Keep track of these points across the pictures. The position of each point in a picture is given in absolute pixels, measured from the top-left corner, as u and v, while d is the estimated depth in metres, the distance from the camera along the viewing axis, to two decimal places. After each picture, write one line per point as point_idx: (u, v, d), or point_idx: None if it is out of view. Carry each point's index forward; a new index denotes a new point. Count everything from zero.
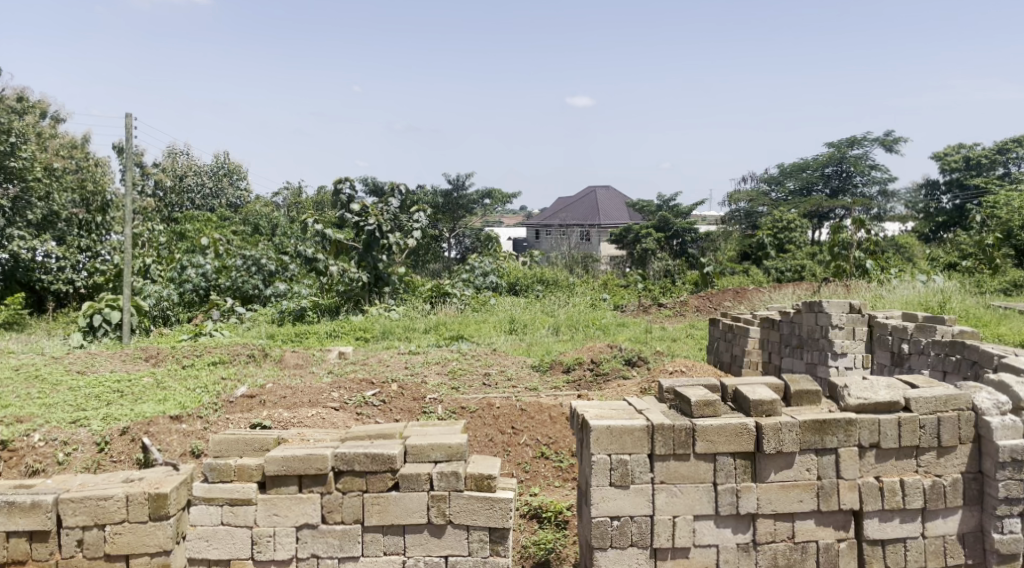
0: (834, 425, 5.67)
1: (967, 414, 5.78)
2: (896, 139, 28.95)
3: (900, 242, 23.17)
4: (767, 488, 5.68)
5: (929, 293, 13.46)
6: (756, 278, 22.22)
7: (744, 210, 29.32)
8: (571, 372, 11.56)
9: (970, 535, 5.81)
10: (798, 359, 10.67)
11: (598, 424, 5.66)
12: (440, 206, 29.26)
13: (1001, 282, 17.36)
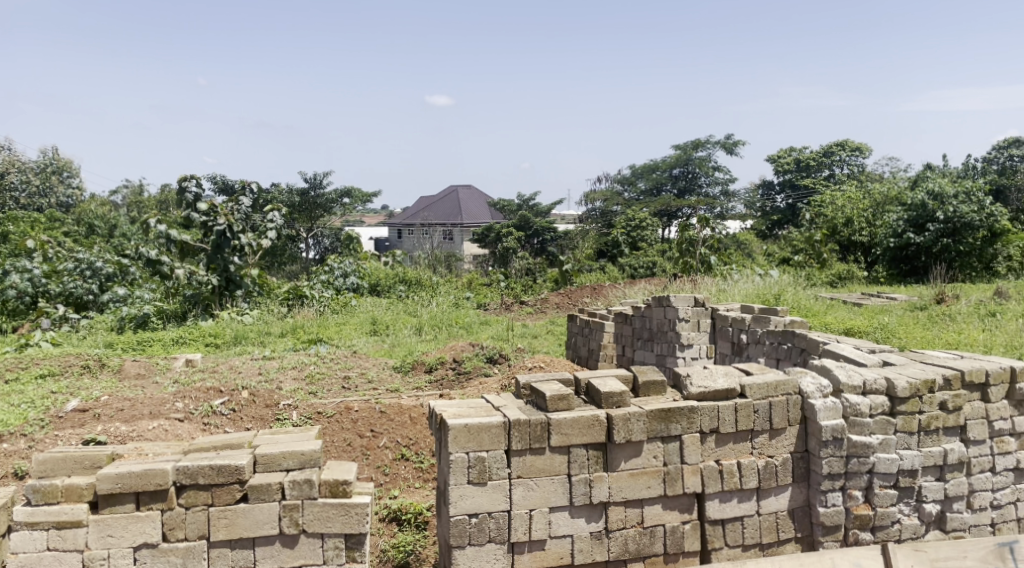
0: (678, 412, 5.92)
1: (795, 397, 6.16)
2: (736, 141, 30.52)
3: (741, 239, 24.43)
4: (617, 477, 5.86)
5: (767, 286, 14.26)
6: (611, 275, 22.90)
7: (600, 210, 30.12)
8: (433, 372, 11.57)
9: (799, 510, 6.18)
10: (650, 351, 11.06)
11: (455, 423, 5.68)
12: (296, 205, 28.53)
13: (829, 275, 18.69)
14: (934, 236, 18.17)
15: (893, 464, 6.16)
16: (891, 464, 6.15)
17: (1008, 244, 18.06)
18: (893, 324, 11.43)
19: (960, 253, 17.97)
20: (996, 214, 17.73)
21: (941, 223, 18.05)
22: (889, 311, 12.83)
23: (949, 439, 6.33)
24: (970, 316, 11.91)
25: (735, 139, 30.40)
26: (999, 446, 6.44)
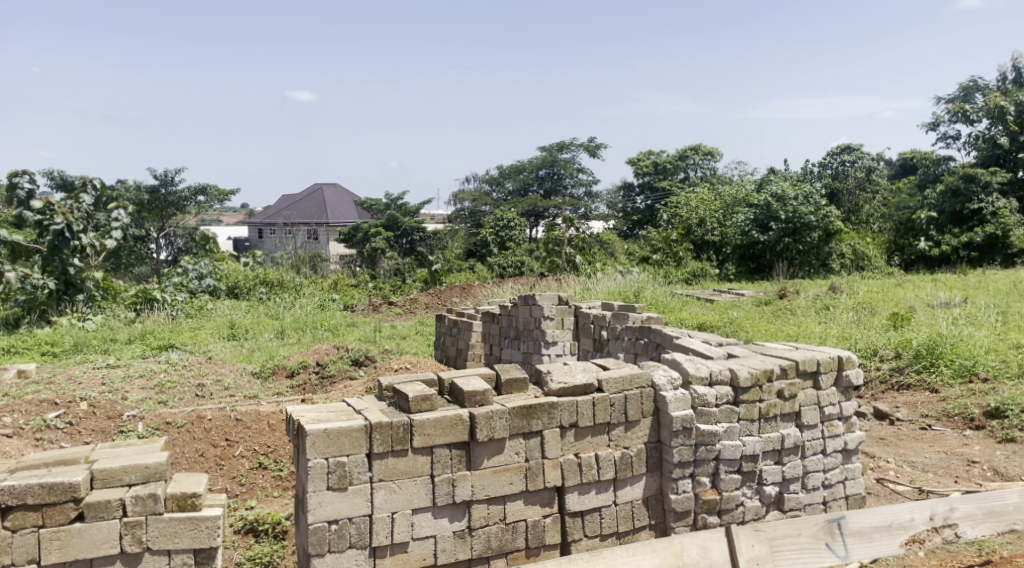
0: (539, 408, 5.96)
1: (648, 390, 6.32)
2: (599, 144, 31.22)
3: (604, 238, 24.99)
4: (480, 474, 5.84)
5: (627, 284, 14.65)
6: (480, 274, 22.95)
7: (468, 210, 30.10)
8: (296, 376, 11.26)
9: (652, 498, 6.35)
10: (516, 349, 11.15)
11: (313, 428, 5.51)
12: (144, 203, 27.14)
13: (685, 273, 19.40)
14: (776, 235, 19.28)
15: (736, 450, 6.41)
16: (735, 450, 6.41)
17: (841, 242, 19.28)
18: (741, 319, 11.99)
19: (800, 251, 19.02)
20: (831, 214, 18.94)
21: (783, 223, 19.26)
22: (737, 306, 13.44)
23: (786, 424, 6.64)
24: (809, 309, 12.64)
25: (596, 142, 31.05)
26: (829, 430, 6.78)
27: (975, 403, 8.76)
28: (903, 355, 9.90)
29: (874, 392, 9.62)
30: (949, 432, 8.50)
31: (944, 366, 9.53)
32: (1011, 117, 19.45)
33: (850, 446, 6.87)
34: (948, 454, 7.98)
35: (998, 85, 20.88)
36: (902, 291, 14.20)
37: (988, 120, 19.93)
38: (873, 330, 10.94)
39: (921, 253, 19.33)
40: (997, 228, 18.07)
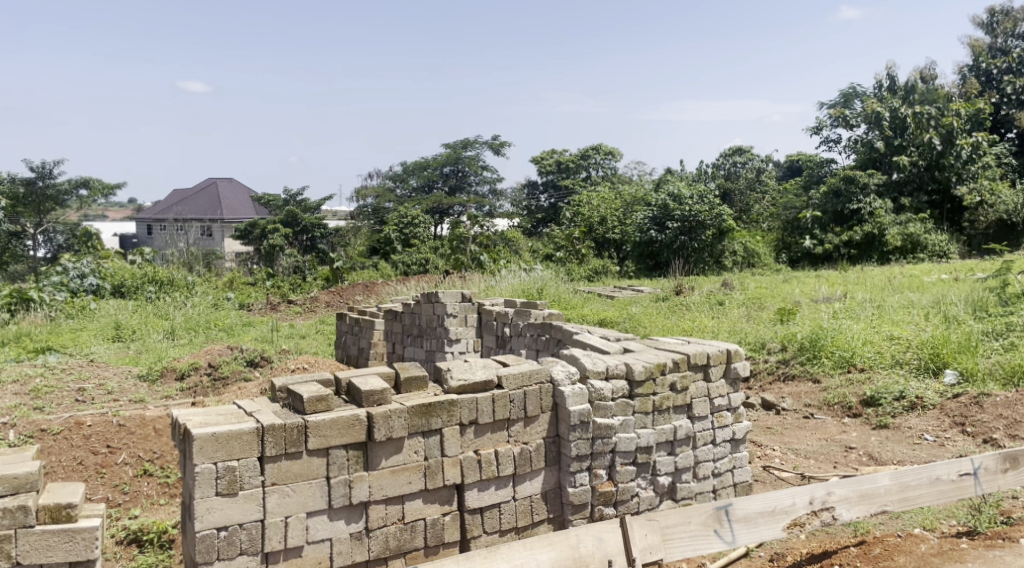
0: (438, 406, 5.86)
1: (547, 385, 6.30)
2: (503, 142, 31.22)
3: (509, 235, 24.96)
4: (377, 475, 5.70)
5: (530, 282, 14.68)
6: (384, 272, 22.63)
7: (371, 206, 29.55)
8: (186, 379, 10.82)
9: (551, 492, 6.34)
10: (419, 347, 11.01)
11: (200, 432, 5.27)
12: (21, 197, 25.73)
13: (587, 271, 19.61)
14: (673, 233, 19.75)
15: (631, 442, 6.47)
16: (630, 442, 6.46)
17: (733, 240, 19.76)
18: (640, 315, 12.17)
19: (695, 249, 19.45)
20: (725, 213, 19.44)
21: (680, 222, 19.69)
22: (636, 303, 13.64)
23: (678, 416, 6.74)
24: (703, 305, 12.94)
25: (500, 139, 30.95)
26: (718, 421, 6.92)
27: (852, 393, 9.11)
28: (789, 348, 10.29)
29: (762, 383, 9.93)
30: (829, 420, 8.81)
31: (825, 358, 9.89)
32: (886, 122, 20.31)
33: (738, 436, 7.02)
34: (830, 441, 8.27)
35: (876, 92, 21.85)
36: (789, 287, 14.68)
37: (866, 124, 20.81)
38: (761, 324, 11.28)
39: (806, 251, 20.07)
40: (874, 227, 18.90)
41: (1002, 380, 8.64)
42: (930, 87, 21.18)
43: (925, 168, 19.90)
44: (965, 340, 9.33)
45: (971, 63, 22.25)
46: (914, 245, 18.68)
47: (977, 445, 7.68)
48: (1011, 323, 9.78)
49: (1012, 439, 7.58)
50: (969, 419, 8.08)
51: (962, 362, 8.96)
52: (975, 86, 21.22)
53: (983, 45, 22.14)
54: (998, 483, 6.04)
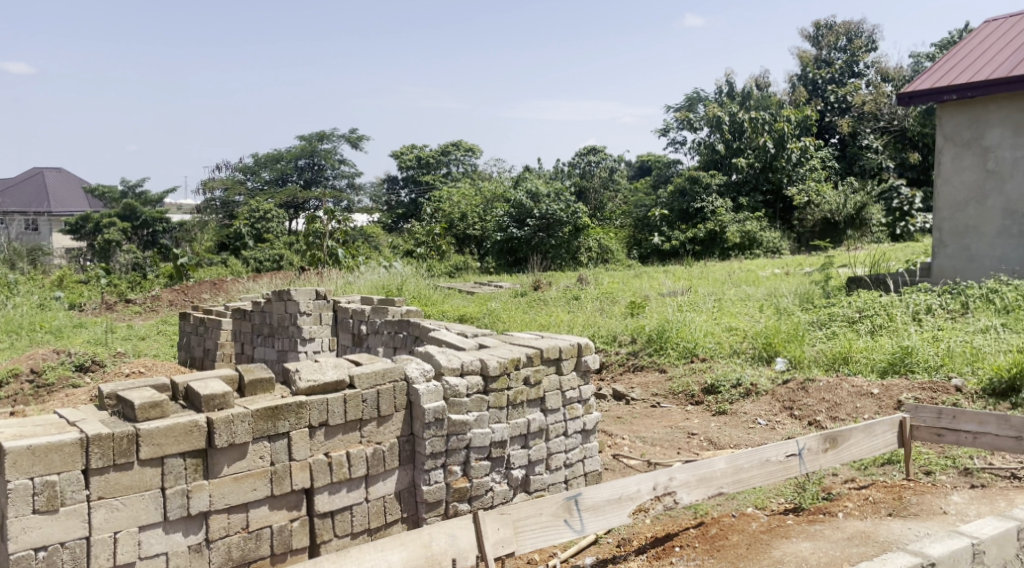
0: (286, 409, 5.63)
1: (401, 384, 6.18)
2: (360, 135, 30.63)
3: (368, 231, 24.48)
4: (219, 483, 5.41)
5: (389, 278, 14.49)
6: (234, 269, 21.72)
7: (219, 199, 28.27)
8: (6, 387, 10.01)
9: (405, 491, 6.21)
10: (270, 347, 10.62)
11: (14, 446, 4.85)
12: None
13: (448, 266, 19.57)
14: (531, 230, 20.01)
15: (486, 437, 6.45)
16: (485, 438, 6.44)
17: (589, 236, 20.32)
18: (499, 310, 12.22)
19: (552, 246, 19.82)
20: (579, 211, 20.04)
21: (538, 219, 19.93)
22: (495, 298, 13.69)
23: (532, 410, 6.77)
24: (559, 300, 13.13)
25: (356, 132, 30.30)
26: (570, 413, 7.00)
27: (694, 381, 9.48)
28: (638, 340, 10.63)
29: (613, 374, 10.18)
30: (674, 408, 9.12)
31: (671, 349, 10.24)
32: (725, 126, 21.29)
33: (589, 427, 7.14)
34: (674, 428, 8.55)
35: (716, 97, 22.92)
36: (639, 282, 15.13)
37: (709, 127, 21.73)
38: (613, 318, 11.57)
39: (655, 247, 20.81)
40: (716, 225, 19.82)
41: (825, 366, 9.21)
42: (764, 94, 22.34)
43: (759, 169, 21.06)
44: (794, 330, 9.90)
45: (799, 72, 23.54)
46: (752, 241, 19.65)
47: (803, 427, 8.15)
48: (834, 313, 10.44)
49: (833, 420, 8.08)
50: (796, 403, 8.56)
51: (791, 350, 9.50)
52: (803, 94, 22.55)
53: (810, 56, 23.36)
54: (821, 462, 6.42)
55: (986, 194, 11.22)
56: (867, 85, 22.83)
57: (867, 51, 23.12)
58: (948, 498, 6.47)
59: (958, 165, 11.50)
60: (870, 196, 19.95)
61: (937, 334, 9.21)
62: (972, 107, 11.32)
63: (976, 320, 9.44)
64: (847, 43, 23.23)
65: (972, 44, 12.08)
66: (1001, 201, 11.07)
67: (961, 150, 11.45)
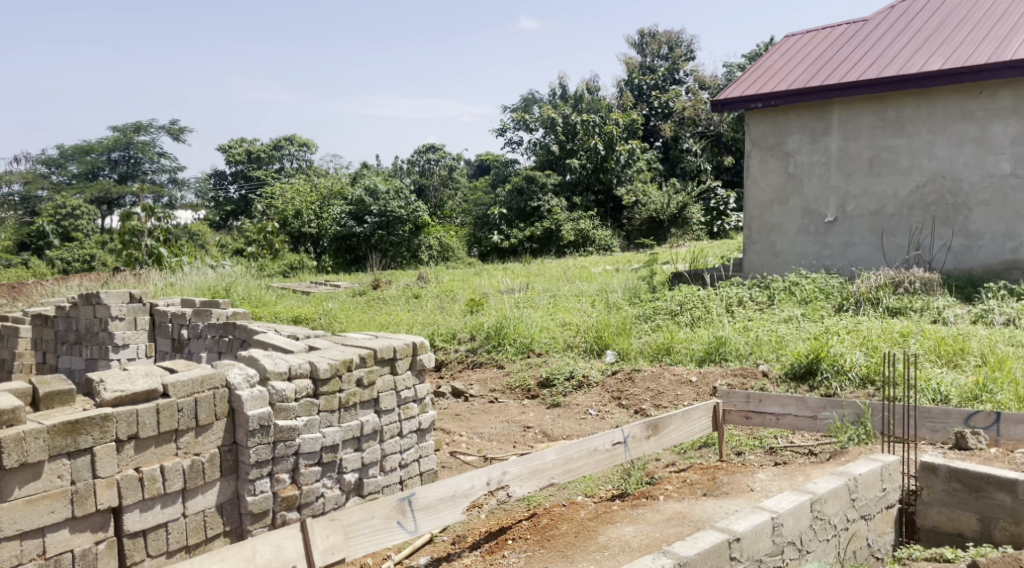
0: (88, 423, 5.23)
1: (222, 391, 5.87)
2: (182, 128, 29.25)
3: (193, 229, 23.44)
4: (9, 507, 4.98)
5: (215, 279, 13.94)
6: (38, 271, 20.22)
7: (21, 195, 26.25)
8: None
9: (227, 504, 5.92)
10: (77, 355, 10.00)
11: None
12: None
13: (280, 265, 19.10)
14: (371, 227, 19.78)
15: (317, 442, 6.29)
16: (315, 443, 6.28)
17: (429, 235, 20.52)
18: (335, 310, 12.06)
19: (393, 243, 19.88)
20: (419, 209, 20.08)
21: (377, 217, 19.72)
22: (331, 298, 13.47)
23: (365, 412, 6.67)
24: (398, 298, 13.10)
25: (178, 125, 28.89)
26: (405, 412, 6.96)
27: (530, 375, 9.73)
28: (476, 338, 10.77)
29: (452, 371, 10.26)
30: (511, 402, 9.30)
31: (508, 345, 10.46)
32: (559, 127, 21.89)
33: (424, 426, 7.13)
34: (510, 423, 8.73)
35: (550, 99, 23.46)
36: (478, 280, 15.34)
37: (543, 129, 22.28)
38: (452, 316, 11.66)
39: (494, 245, 21.09)
40: (551, 224, 20.39)
41: (650, 356, 9.65)
42: (594, 97, 23.13)
43: (591, 170, 21.64)
44: (622, 324, 10.36)
45: (626, 78, 24.53)
46: (585, 239, 20.35)
47: (631, 416, 8.52)
48: (658, 307, 10.97)
49: (657, 408, 8.49)
50: (624, 393, 8.94)
51: (620, 343, 9.91)
52: (630, 99, 23.54)
53: (636, 62, 24.42)
54: (644, 448, 6.74)
55: (788, 195, 12.14)
56: (687, 92, 24.12)
57: (686, 60, 24.44)
58: (754, 476, 6.94)
59: (764, 168, 12.34)
60: (691, 197, 21.09)
61: (749, 324, 9.87)
62: (775, 114, 12.17)
63: (781, 310, 10.18)
64: (668, 52, 24.43)
65: (775, 56, 13.00)
66: (801, 202, 12.00)
67: (766, 155, 12.29)
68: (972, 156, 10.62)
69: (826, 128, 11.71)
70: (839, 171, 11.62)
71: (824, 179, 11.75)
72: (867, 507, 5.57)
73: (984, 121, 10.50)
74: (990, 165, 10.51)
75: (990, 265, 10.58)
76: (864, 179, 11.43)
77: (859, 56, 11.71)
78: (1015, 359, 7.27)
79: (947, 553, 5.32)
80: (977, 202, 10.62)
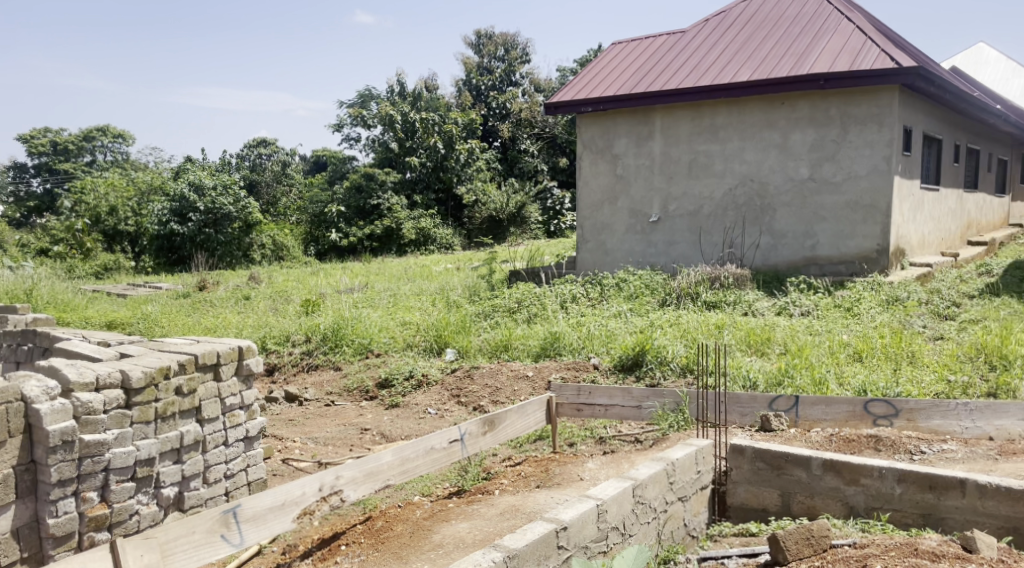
0: None
1: (17, 405, 5.50)
2: None
3: None
4: None
5: (17, 280, 13.12)
6: None
7: None
8: None
9: (24, 528, 5.57)
10: None
11: None
12: None
13: (92, 266, 18.20)
14: (195, 226, 18.94)
15: (129, 456, 5.99)
16: (127, 457, 5.98)
17: (261, 233, 20.05)
18: (156, 314, 11.53)
19: (221, 243, 19.23)
20: (250, 206, 19.51)
21: (203, 213, 18.94)
22: (152, 301, 12.85)
23: (184, 422, 6.42)
24: (226, 300, 12.67)
25: None
26: (230, 420, 6.74)
27: (368, 377, 9.65)
28: (312, 339, 10.56)
29: (286, 375, 10.04)
30: (348, 405, 9.20)
31: (345, 346, 10.33)
32: (398, 125, 21.55)
33: (252, 433, 6.94)
34: (347, 426, 8.64)
35: (388, 96, 23.06)
36: (313, 280, 15.05)
37: (381, 126, 21.84)
38: (287, 317, 11.40)
39: (332, 244, 20.74)
40: (391, 222, 20.29)
41: (489, 354, 9.78)
42: (431, 95, 22.90)
43: (431, 168, 21.66)
44: (462, 322, 10.45)
45: (463, 78, 24.74)
46: (426, 238, 20.49)
47: (469, 413, 8.62)
48: (496, 304, 11.14)
49: (494, 404, 8.64)
50: (463, 390, 9.03)
51: (459, 341, 10.01)
52: (468, 99, 23.76)
53: (473, 62, 24.65)
54: (480, 445, 6.84)
55: (616, 196, 12.64)
56: (522, 94, 24.62)
57: (522, 63, 24.90)
58: (584, 466, 7.21)
59: (594, 170, 12.80)
60: (528, 196, 21.55)
61: (581, 319, 10.22)
62: (603, 118, 12.63)
63: (610, 306, 10.58)
64: (504, 53, 24.74)
65: (603, 62, 13.50)
66: (628, 203, 12.54)
67: (596, 157, 12.76)
68: (776, 161, 11.40)
69: (649, 132, 12.26)
70: (661, 173, 12.21)
71: (648, 181, 12.32)
72: (683, 489, 5.90)
73: (786, 129, 11.30)
74: (791, 170, 11.30)
75: (792, 262, 11.40)
76: (683, 181, 12.06)
77: (680, 65, 12.34)
78: (813, 346, 7.91)
79: (751, 528, 5.75)
80: (781, 203, 11.40)
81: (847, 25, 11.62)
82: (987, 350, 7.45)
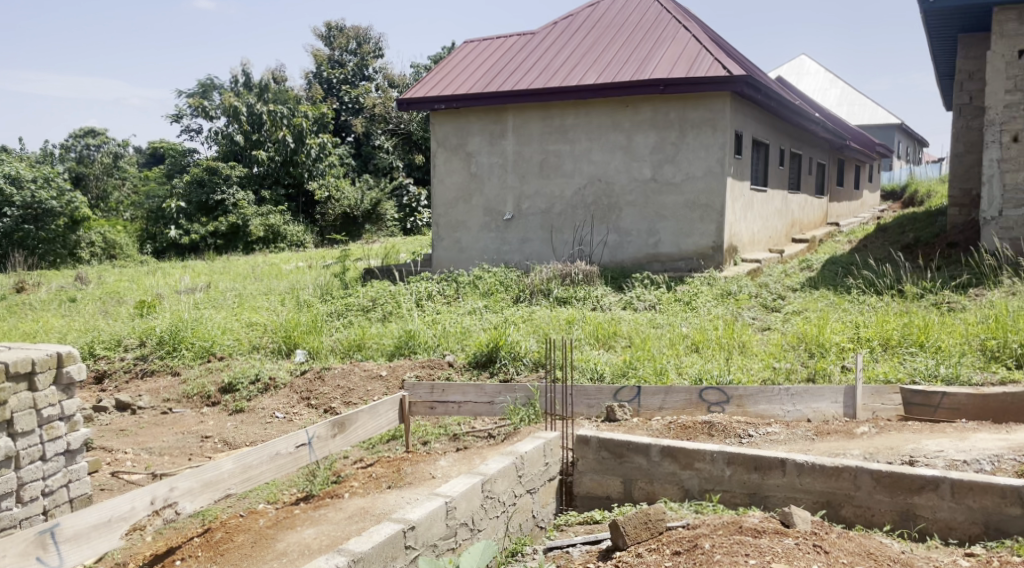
0: None
1: None
2: None
3: None
4: None
5: None
6: None
7: None
8: None
9: None
10: None
11: None
12: None
13: None
14: (13, 221, 17.65)
15: None
16: None
17: (89, 230, 18.98)
18: None
19: (43, 241, 18.00)
20: (75, 200, 18.38)
21: (21, 208, 17.64)
22: None
23: None
24: (49, 302, 11.86)
25: None
26: (48, 433, 6.29)
27: (210, 382, 9.23)
28: (147, 343, 10.02)
29: (118, 384, 9.47)
30: (188, 412, 8.79)
31: (185, 350, 9.86)
32: (244, 117, 20.75)
33: (74, 446, 6.48)
34: (186, 434, 8.24)
35: (232, 86, 22.30)
36: (149, 279, 14.32)
37: (226, 118, 20.94)
38: (119, 320, 10.78)
39: (171, 241, 19.87)
40: (237, 218, 19.61)
41: (341, 354, 9.55)
42: (279, 87, 22.24)
43: (280, 162, 21.01)
44: (312, 322, 10.18)
45: (314, 71, 24.22)
46: (275, 235, 19.91)
47: (319, 416, 8.41)
48: (348, 304, 10.93)
49: (345, 405, 8.46)
50: (312, 393, 8.79)
51: (309, 341, 9.74)
52: (319, 92, 23.26)
53: (324, 55, 24.14)
54: (330, 447, 6.66)
55: (470, 194, 12.65)
56: (376, 89, 24.33)
57: (375, 57, 24.63)
58: (435, 464, 7.15)
59: (448, 168, 12.76)
60: (383, 193, 21.33)
61: (435, 316, 10.16)
62: (456, 116, 12.61)
63: (465, 303, 10.58)
64: (356, 47, 24.37)
65: (457, 60, 13.49)
66: (482, 201, 12.57)
67: (450, 155, 12.72)
68: (621, 162, 11.71)
69: (502, 131, 12.33)
70: (514, 172, 12.31)
71: (501, 180, 12.40)
72: (531, 482, 5.95)
73: (630, 131, 11.62)
74: (635, 170, 11.64)
75: (637, 259, 11.75)
76: (535, 181, 12.21)
77: (531, 65, 12.47)
78: (655, 338, 8.17)
79: (595, 516, 5.88)
80: (626, 203, 11.73)
81: (684, 33, 12.06)
82: (807, 338, 7.91)
